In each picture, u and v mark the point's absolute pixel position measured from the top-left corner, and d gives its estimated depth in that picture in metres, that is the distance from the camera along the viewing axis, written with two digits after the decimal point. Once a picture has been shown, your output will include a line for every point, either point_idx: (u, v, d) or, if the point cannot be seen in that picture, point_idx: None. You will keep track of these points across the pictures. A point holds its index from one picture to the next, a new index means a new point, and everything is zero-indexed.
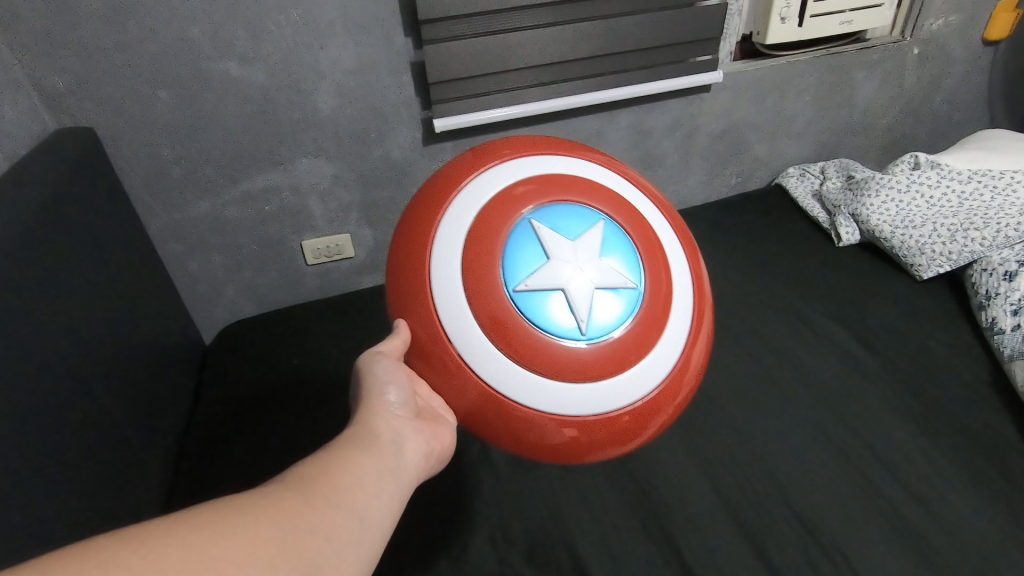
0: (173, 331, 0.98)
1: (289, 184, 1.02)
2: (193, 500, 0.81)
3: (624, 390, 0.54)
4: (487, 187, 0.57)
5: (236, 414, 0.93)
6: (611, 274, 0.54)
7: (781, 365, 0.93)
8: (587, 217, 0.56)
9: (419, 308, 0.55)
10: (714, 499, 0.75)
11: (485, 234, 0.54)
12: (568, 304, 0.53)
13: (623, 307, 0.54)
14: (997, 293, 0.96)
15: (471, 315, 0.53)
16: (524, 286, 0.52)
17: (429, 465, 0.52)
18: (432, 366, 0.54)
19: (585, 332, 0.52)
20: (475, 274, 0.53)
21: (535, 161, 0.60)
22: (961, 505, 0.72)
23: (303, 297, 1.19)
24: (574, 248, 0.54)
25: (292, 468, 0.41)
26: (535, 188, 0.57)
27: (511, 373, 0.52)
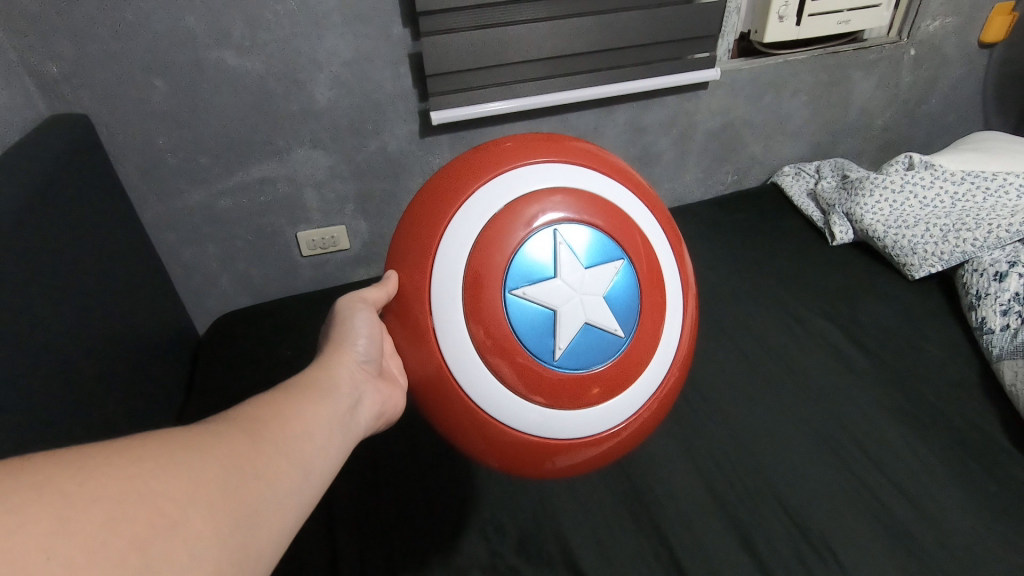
0: (165, 319, 0.99)
1: (284, 174, 1.03)
2: None
3: (580, 425, 0.54)
4: (523, 185, 0.56)
5: (226, 401, 0.93)
6: (607, 312, 0.53)
7: (770, 363, 0.93)
8: (606, 248, 0.55)
9: (410, 271, 0.56)
10: (703, 492, 0.75)
11: (503, 231, 0.53)
12: (553, 326, 0.52)
13: (609, 346, 0.53)
14: (987, 293, 0.96)
15: (459, 298, 0.53)
16: (520, 297, 0.52)
17: (377, 424, 0.55)
18: (405, 326, 0.56)
19: (559, 357, 0.52)
20: (480, 266, 0.53)
21: (582, 175, 0.57)
22: (946, 502, 0.73)
23: (297, 288, 1.20)
24: (580, 276, 0.53)
25: (236, 410, 0.40)
26: (572, 203, 0.55)
27: (476, 364, 0.53)
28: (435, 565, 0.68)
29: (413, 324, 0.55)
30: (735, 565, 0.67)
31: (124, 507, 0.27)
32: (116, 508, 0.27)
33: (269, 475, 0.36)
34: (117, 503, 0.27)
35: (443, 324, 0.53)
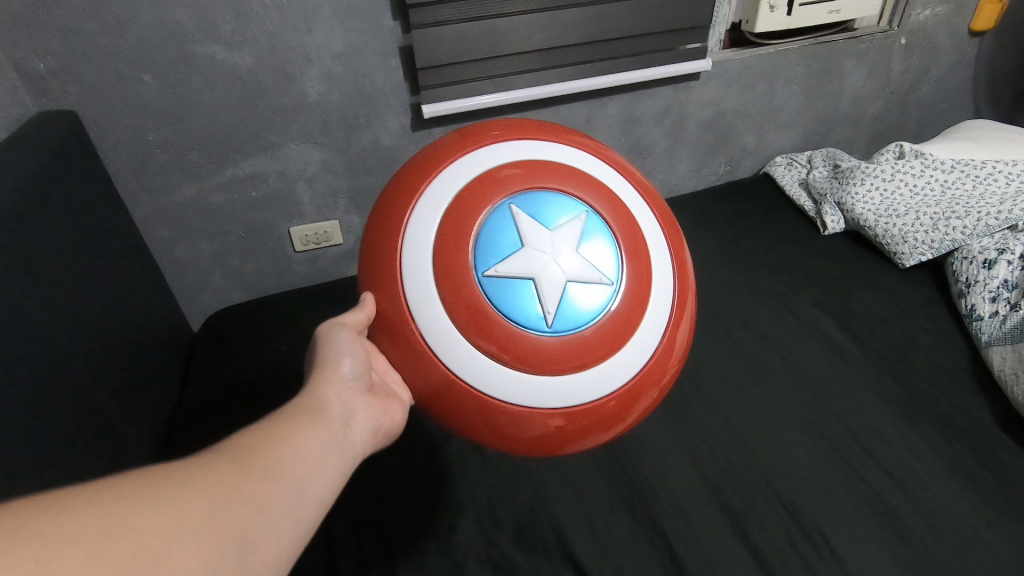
0: (158, 316, 0.99)
1: (276, 169, 1.02)
2: None
3: (600, 381, 0.54)
4: (466, 173, 0.57)
5: (222, 398, 0.94)
6: (586, 268, 0.54)
7: (763, 352, 0.94)
8: (570, 207, 0.56)
9: (386, 288, 0.56)
10: (697, 481, 0.76)
11: (461, 217, 0.54)
12: (537, 294, 0.53)
13: (600, 299, 0.54)
14: (976, 281, 0.97)
15: (436, 296, 0.53)
16: (495, 272, 0.53)
17: (377, 440, 0.54)
18: (394, 344, 0.56)
19: (551, 323, 0.53)
20: (446, 257, 0.53)
21: (519, 146, 0.59)
22: (935, 485, 0.74)
23: (291, 283, 1.20)
24: (550, 238, 0.54)
25: (229, 440, 0.40)
26: (521, 172, 0.57)
27: (482, 364, 0.53)
28: (432, 556, 0.69)
29: (403, 341, 0.55)
30: (729, 551, 0.68)
31: (103, 549, 0.27)
32: (94, 549, 0.27)
33: (260, 500, 0.36)
34: (96, 544, 0.27)
35: (436, 338, 0.53)
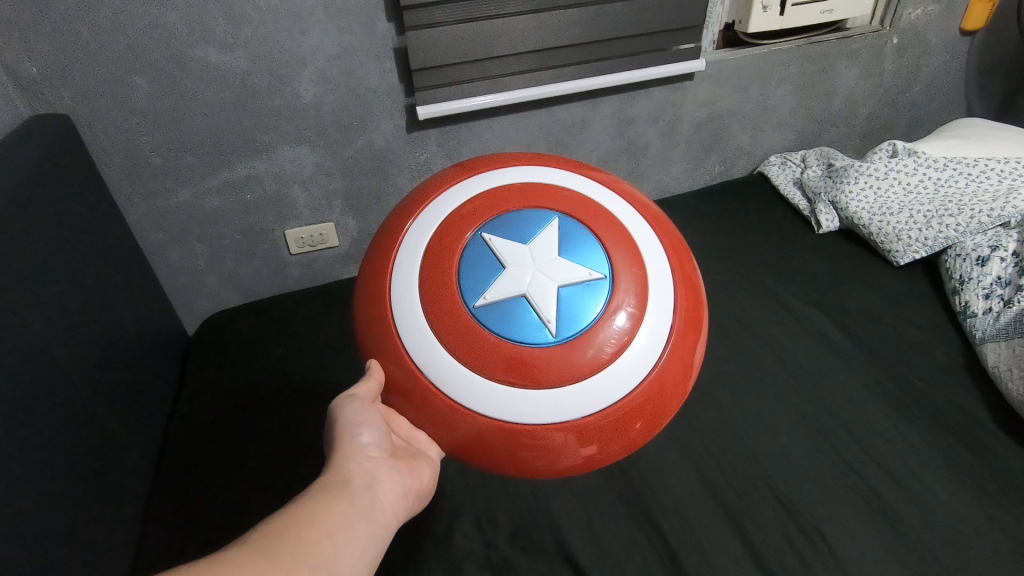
0: (152, 320, 0.98)
1: (271, 172, 1.02)
2: (177, 486, 0.83)
3: (620, 376, 0.53)
4: (432, 220, 0.59)
5: (221, 401, 0.94)
6: (573, 272, 0.55)
7: (758, 350, 0.94)
8: (543, 221, 0.58)
9: (391, 352, 0.55)
10: (695, 479, 0.76)
11: (440, 259, 0.56)
12: (533, 308, 0.53)
13: (595, 296, 0.54)
14: (970, 278, 0.98)
15: (437, 341, 0.53)
16: (487, 296, 0.54)
17: (410, 501, 0.55)
18: (411, 404, 0.55)
19: (552, 333, 0.52)
20: (435, 297, 0.54)
21: (475, 182, 0.62)
22: (931, 481, 0.75)
23: (287, 286, 1.19)
24: (529, 253, 0.55)
25: (264, 523, 0.44)
26: (485, 203, 0.59)
27: (509, 401, 0.52)
28: (430, 558, 0.69)
29: (420, 397, 0.54)
30: (727, 549, 0.69)
31: None
32: None
33: None
34: None
35: (454, 389, 0.53)
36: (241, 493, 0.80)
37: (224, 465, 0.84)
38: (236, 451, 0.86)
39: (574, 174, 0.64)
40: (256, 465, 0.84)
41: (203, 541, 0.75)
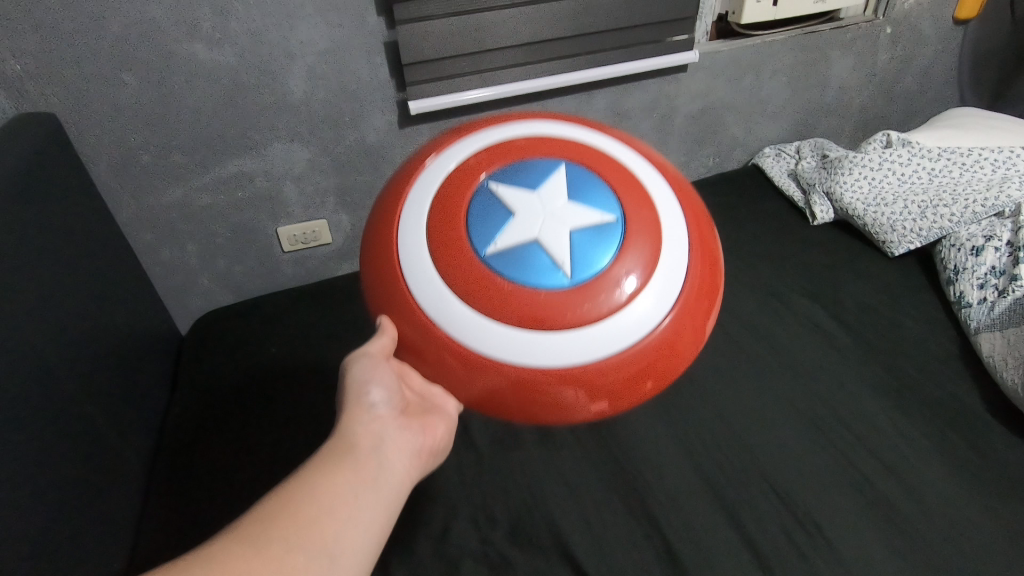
0: (144, 320, 0.97)
1: (263, 169, 1.01)
2: (170, 490, 0.82)
3: (633, 324, 0.52)
4: (440, 177, 0.58)
5: (213, 403, 0.93)
6: (585, 215, 0.54)
7: (754, 342, 0.94)
8: (552, 168, 0.56)
9: (404, 310, 0.54)
10: (692, 473, 0.76)
11: (450, 213, 0.55)
12: (546, 253, 0.52)
13: (607, 243, 0.53)
14: (964, 268, 0.98)
15: (451, 292, 0.52)
16: (498, 244, 0.53)
17: (423, 460, 0.54)
18: (425, 362, 0.54)
19: (566, 278, 0.51)
20: (447, 248, 0.53)
21: (483, 134, 0.61)
22: (928, 471, 0.75)
23: (280, 284, 1.19)
24: (540, 199, 0.54)
25: (265, 501, 0.43)
26: (491, 156, 0.58)
27: (525, 347, 0.51)
28: (427, 555, 0.68)
29: (436, 354, 0.53)
30: (724, 543, 0.68)
31: None
32: None
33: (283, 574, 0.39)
34: None
35: (470, 339, 0.52)
36: (233, 498, 0.80)
37: (218, 466, 0.84)
38: (230, 452, 0.85)
39: (582, 128, 0.63)
40: (251, 466, 0.83)
41: (195, 545, 0.75)
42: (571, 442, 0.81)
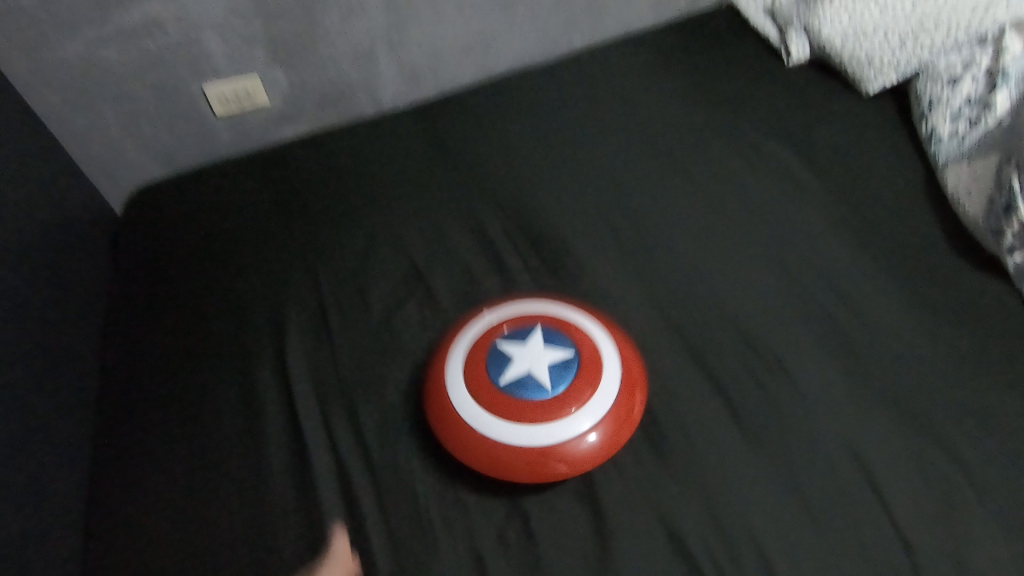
0: (68, 197, 0.89)
1: (173, 14, 0.88)
2: (116, 372, 0.77)
3: (590, 421, 0.61)
4: (457, 366, 0.65)
5: (155, 280, 0.85)
6: (557, 359, 0.63)
7: (723, 188, 0.91)
8: (532, 332, 0.65)
9: (439, 402, 0.64)
10: (657, 319, 0.76)
11: (472, 393, 0.62)
12: (535, 387, 0.61)
13: (573, 386, 0.61)
14: (940, 101, 0.93)
15: (470, 410, 0.61)
16: (497, 382, 0.62)
17: None
18: (450, 430, 0.63)
19: (549, 391, 0.61)
20: (472, 372, 0.63)
21: (473, 326, 0.67)
22: (885, 302, 0.76)
23: (218, 153, 1.09)
24: (524, 352, 0.63)
25: None
26: (492, 329, 0.66)
27: (513, 421, 0.60)
28: (397, 409, 0.69)
29: (457, 426, 0.62)
30: (687, 380, 0.71)
31: None
32: None
33: None
34: None
35: (479, 421, 0.61)
36: (180, 376, 0.74)
37: (162, 346, 0.77)
38: (176, 332, 0.78)
39: (548, 299, 0.70)
40: (196, 346, 0.77)
41: (145, 428, 0.71)
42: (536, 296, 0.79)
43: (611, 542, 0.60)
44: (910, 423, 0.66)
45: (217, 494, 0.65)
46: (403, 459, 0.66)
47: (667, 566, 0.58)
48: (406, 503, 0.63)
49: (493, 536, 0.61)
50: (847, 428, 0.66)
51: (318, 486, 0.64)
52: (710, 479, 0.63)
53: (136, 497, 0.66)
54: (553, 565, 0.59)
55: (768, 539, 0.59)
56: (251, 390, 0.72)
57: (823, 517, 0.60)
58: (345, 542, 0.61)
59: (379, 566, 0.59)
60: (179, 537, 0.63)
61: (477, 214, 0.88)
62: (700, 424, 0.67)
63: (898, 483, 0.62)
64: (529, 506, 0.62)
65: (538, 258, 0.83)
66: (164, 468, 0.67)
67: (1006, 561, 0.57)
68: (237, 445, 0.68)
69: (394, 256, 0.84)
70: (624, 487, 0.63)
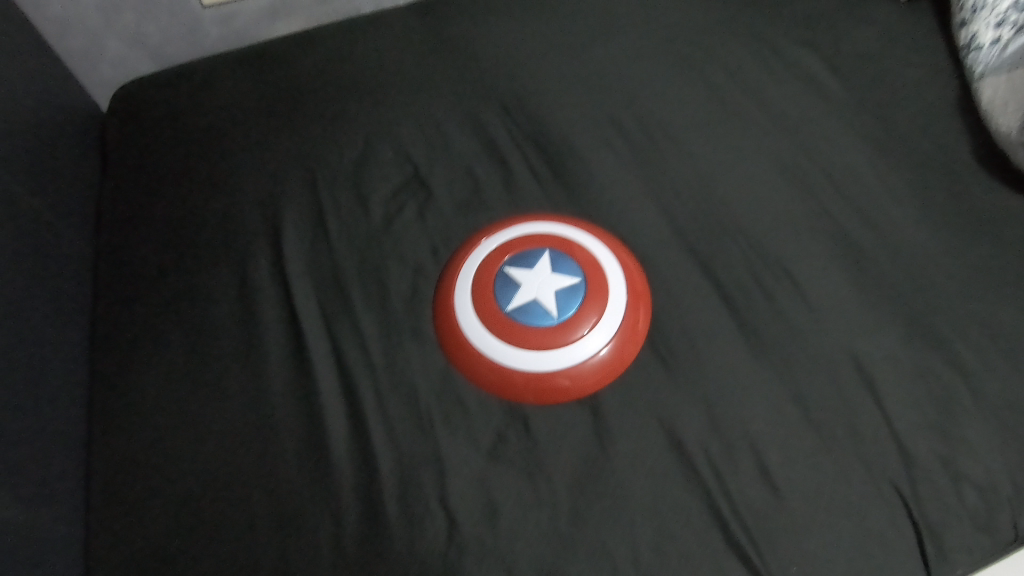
0: (51, 90, 0.84)
1: None
2: (112, 270, 0.75)
3: (599, 343, 0.61)
4: (462, 292, 0.64)
5: (148, 177, 0.81)
6: (564, 285, 0.62)
7: (744, 97, 0.85)
8: (538, 256, 0.64)
9: (447, 327, 0.64)
10: (666, 228, 0.74)
11: (479, 319, 0.62)
12: (542, 312, 0.61)
13: (581, 308, 0.61)
14: (984, 5, 0.82)
15: (477, 336, 0.62)
16: (504, 307, 0.61)
17: None
18: (459, 354, 0.63)
19: (556, 317, 0.61)
20: (479, 298, 0.63)
21: (479, 252, 0.66)
22: (905, 220, 0.73)
23: (207, 49, 1.02)
24: (531, 277, 0.62)
25: None
26: (496, 254, 0.65)
27: (522, 346, 0.60)
28: (398, 312, 0.68)
29: (464, 351, 0.63)
30: (694, 289, 0.69)
31: None
32: None
33: None
34: None
35: (486, 346, 0.61)
36: (180, 276, 0.73)
37: (160, 246, 0.75)
38: (173, 232, 0.76)
39: (558, 221, 0.68)
40: (194, 248, 0.74)
41: (146, 325, 0.70)
42: (541, 202, 0.76)
43: (611, 443, 0.60)
44: (916, 336, 0.65)
45: (220, 393, 0.65)
46: (404, 360, 0.65)
47: (665, 466, 0.59)
48: (407, 402, 0.63)
49: (494, 435, 0.61)
50: (853, 338, 0.65)
51: (318, 384, 0.64)
52: (711, 387, 0.63)
53: (139, 394, 0.66)
54: (553, 463, 0.59)
55: (767, 444, 0.60)
56: (251, 294, 0.70)
57: (823, 425, 0.61)
58: (347, 437, 0.61)
59: (381, 460, 0.60)
60: (183, 433, 0.63)
61: (480, 116, 0.84)
62: (707, 335, 0.66)
63: (899, 394, 0.62)
64: (529, 408, 0.62)
65: (544, 163, 0.79)
66: (165, 368, 0.67)
67: (997, 469, 0.59)
68: (239, 347, 0.67)
69: (394, 158, 0.80)
70: (625, 392, 0.63)
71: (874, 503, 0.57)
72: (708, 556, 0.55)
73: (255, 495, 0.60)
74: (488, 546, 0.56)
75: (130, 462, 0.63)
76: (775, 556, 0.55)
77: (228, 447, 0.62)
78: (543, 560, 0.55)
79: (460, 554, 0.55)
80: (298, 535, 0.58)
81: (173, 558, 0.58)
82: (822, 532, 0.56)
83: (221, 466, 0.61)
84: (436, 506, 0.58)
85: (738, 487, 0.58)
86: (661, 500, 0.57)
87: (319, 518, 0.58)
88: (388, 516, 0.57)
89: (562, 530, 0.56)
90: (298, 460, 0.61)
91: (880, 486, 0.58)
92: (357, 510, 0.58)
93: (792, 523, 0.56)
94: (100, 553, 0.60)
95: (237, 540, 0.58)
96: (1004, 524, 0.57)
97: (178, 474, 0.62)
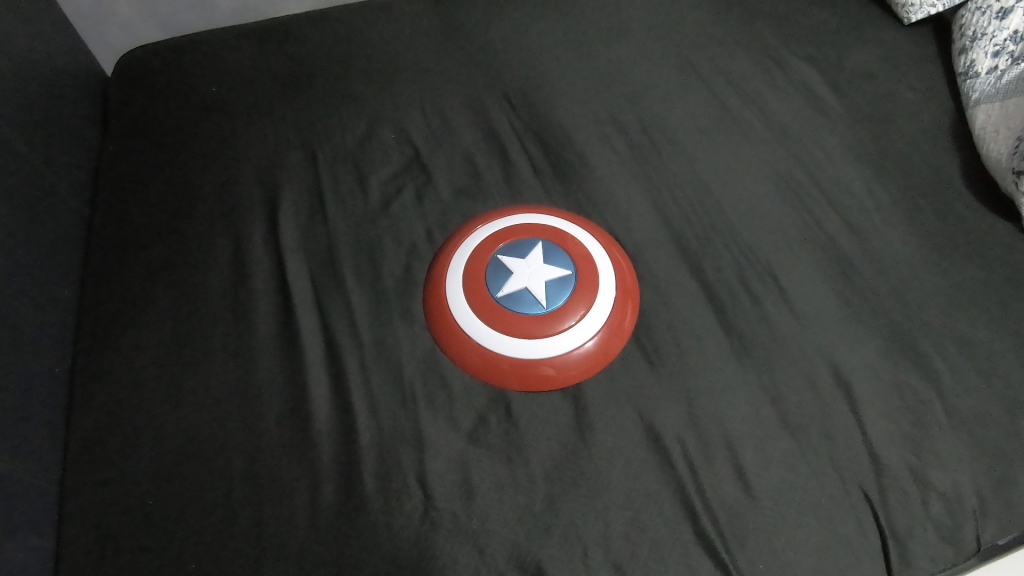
0: (58, 49, 0.84)
1: None
2: (107, 232, 0.75)
3: (585, 335, 0.62)
4: (455, 277, 0.65)
5: (149, 143, 0.81)
6: (556, 276, 0.63)
7: (743, 106, 0.86)
8: (533, 246, 0.65)
9: (437, 310, 0.65)
10: (659, 228, 0.75)
11: (469, 304, 0.63)
12: (532, 301, 0.61)
13: (570, 299, 0.62)
14: (984, 34, 0.84)
15: (467, 320, 0.62)
16: (495, 293, 0.62)
17: None
18: (446, 337, 0.64)
19: (545, 306, 0.61)
20: (471, 283, 0.63)
21: (474, 238, 0.67)
22: (892, 236, 0.74)
23: (217, 21, 1.02)
24: (523, 266, 0.63)
25: None
26: (491, 241, 0.66)
27: (510, 333, 0.61)
28: (389, 291, 0.69)
29: (452, 335, 0.63)
30: (683, 289, 0.70)
31: None
32: None
33: None
34: None
35: (475, 331, 0.62)
36: (174, 242, 0.73)
37: (156, 212, 0.75)
38: (171, 199, 0.76)
39: (554, 214, 0.69)
40: (189, 216, 0.74)
41: (136, 289, 0.70)
42: (538, 194, 0.77)
43: (590, 433, 0.61)
44: (896, 349, 0.66)
45: (205, 359, 0.65)
46: (392, 339, 0.66)
47: (642, 459, 0.60)
48: (392, 379, 0.63)
49: (475, 417, 0.62)
50: (834, 346, 0.66)
51: (305, 356, 0.64)
52: (692, 385, 0.64)
53: (124, 355, 0.66)
54: (532, 448, 0.60)
55: (744, 444, 0.61)
56: (244, 265, 0.70)
57: (799, 428, 0.62)
58: (329, 411, 0.62)
59: (362, 435, 0.60)
60: (166, 396, 0.63)
61: (484, 106, 0.85)
62: (692, 334, 0.67)
63: (875, 404, 0.63)
64: (512, 393, 0.62)
65: (544, 157, 0.80)
66: (153, 332, 0.67)
67: (964, 481, 0.60)
68: (229, 315, 0.68)
69: (396, 141, 0.81)
70: (608, 385, 0.64)
71: (843, 507, 0.58)
72: (678, 548, 0.56)
73: (234, 462, 0.60)
74: (462, 526, 0.56)
75: (111, 422, 0.63)
76: (743, 553, 0.56)
77: (210, 413, 0.62)
78: (515, 542, 0.56)
79: (433, 531, 0.56)
80: (273, 504, 0.58)
81: (147, 519, 0.58)
82: (791, 532, 0.57)
83: (201, 431, 0.61)
84: (413, 483, 0.58)
85: (712, 483, 0.59)
86: (636, 491, 0.58)
87: (296, 488, 0.58)
88: (365, 490, 0.58)
89: (536, 514, 0.57)
90: (279, 431, 0.61)
91: (850, 491, 0.59)
92: (335, 483, 0.58)
93: (763, 521, 0.57)
94: (74, 510, 0.59)
95: (213, 505, 0.58)
96: (968, 535, 0.58)
97: (158, 437, 0.61)
